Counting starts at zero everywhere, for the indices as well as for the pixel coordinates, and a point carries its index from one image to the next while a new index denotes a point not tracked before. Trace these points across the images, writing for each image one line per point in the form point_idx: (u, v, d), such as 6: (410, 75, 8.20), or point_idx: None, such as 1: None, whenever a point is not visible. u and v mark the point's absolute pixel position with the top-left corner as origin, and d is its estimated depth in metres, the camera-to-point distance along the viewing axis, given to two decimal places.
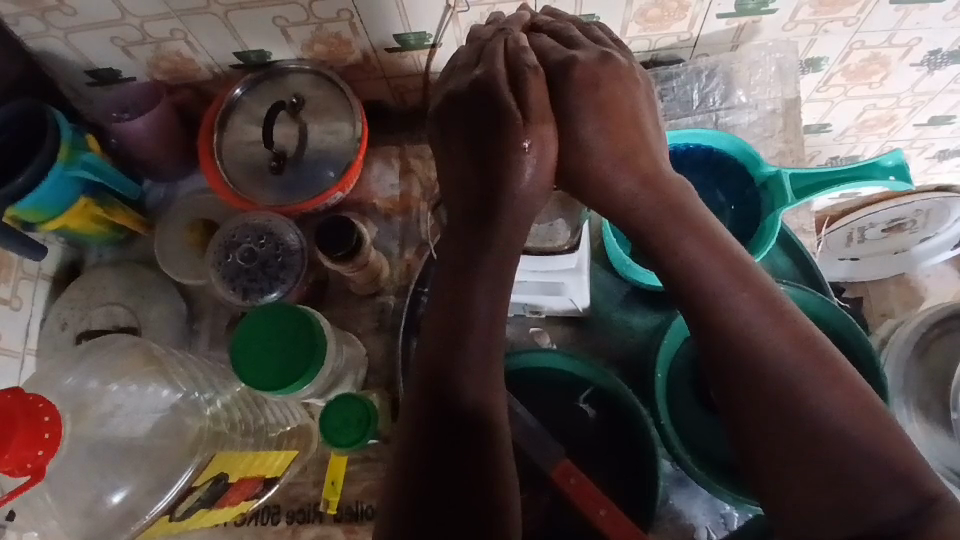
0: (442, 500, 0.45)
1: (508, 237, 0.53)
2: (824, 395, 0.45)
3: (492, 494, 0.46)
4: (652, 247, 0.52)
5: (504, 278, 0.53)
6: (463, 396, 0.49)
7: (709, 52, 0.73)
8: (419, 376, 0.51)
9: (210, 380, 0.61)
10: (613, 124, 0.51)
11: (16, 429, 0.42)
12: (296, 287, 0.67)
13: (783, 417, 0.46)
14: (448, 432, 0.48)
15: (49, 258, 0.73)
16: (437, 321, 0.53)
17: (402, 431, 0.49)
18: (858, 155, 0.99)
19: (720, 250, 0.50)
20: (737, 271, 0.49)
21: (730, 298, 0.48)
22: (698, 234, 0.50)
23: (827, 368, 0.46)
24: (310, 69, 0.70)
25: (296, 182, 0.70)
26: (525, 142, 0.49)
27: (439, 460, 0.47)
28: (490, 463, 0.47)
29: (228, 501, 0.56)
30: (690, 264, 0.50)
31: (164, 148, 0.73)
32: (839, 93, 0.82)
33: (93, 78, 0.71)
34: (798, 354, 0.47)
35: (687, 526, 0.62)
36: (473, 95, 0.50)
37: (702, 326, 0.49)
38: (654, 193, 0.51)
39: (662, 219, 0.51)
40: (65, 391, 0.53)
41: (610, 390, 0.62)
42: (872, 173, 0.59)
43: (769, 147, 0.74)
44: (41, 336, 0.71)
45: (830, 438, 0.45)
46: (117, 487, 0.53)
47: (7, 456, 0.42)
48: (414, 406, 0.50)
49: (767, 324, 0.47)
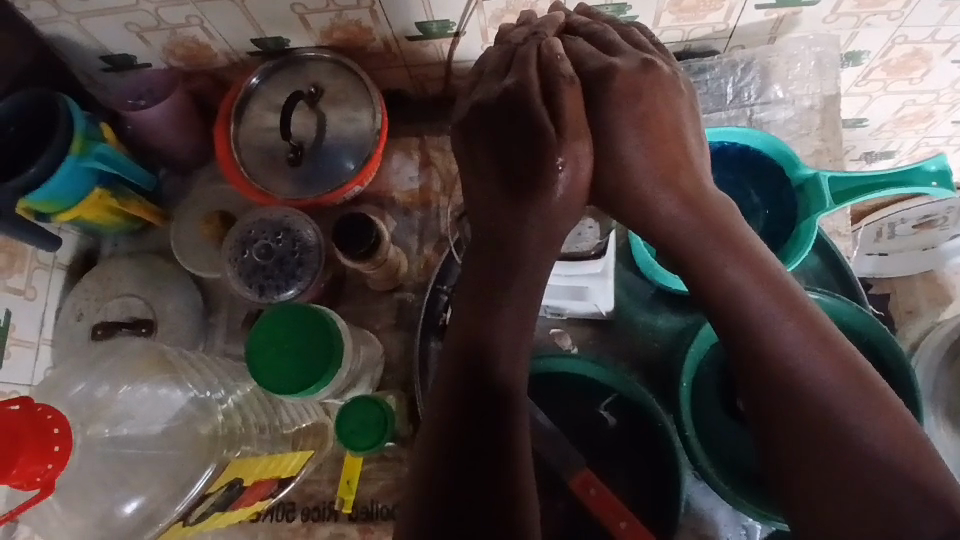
0: (465, 522, 0.44)
1: (536, 248, 0.52)
2: (868, 423, 0.44)
3: (517, 515, 0.45)
4: (688, 263, 0.50)
5: (537, 282, 0.53)
6: (489, 415, 0.48)
7: (744, 45, 0.69)
8: (441, 391, 0.50)
9: (224, 378, 0.61)
10: (652, 137, 0.50)
11: (22, 447, 0.41)
12: (313, 285, 0.65)
13: (812, 433, 0.45)
14: (471, 452, 0.47)
15: (64, 247, 0.73)
16: (462, 328, 0.52)
17: (422, 449, 0.49)
18: (893, 151, 0.95)
19: (762, 272, 0.48)
20: (781, 295, 0.47)
21: (773, 323, 0.47)
22: (732, 243, 0.49)
23: (871, 395, 0.45)
24: (329, 57, 0.68)
25: (314, 175, 0.68)
26: (559, 159, 0.49)
27: (463, 481, 0.46)
28: (514, 483, 0.46)
29: (244, 503, 0.55)
30: (731, 286, 0.48)
31: (180, 137, 0.71)
32: (879, 88, 0.78)
33: (107, 63, 0.69)
34: (843, 382, 0.45)
35: (709, 535, 0.61)
36: (505, 105, 0.49)
37: (732, 336, 0.48)
38: (691, 210, 0.50)
39: (697, 227, 0.49)
40: (75, 400, 0.52)
41: (632, 398, 0.61)
42: (913, 178, 0.56)
43: (805, 145, 0.71)
44: (56, 327, 0.71)
45: (860, 459, 0.43)
46: (130, 497, 0.52)
47: (15, 471, 0.41)
48: (436, 424, 0.49)
49: (801, 338, 0.46)
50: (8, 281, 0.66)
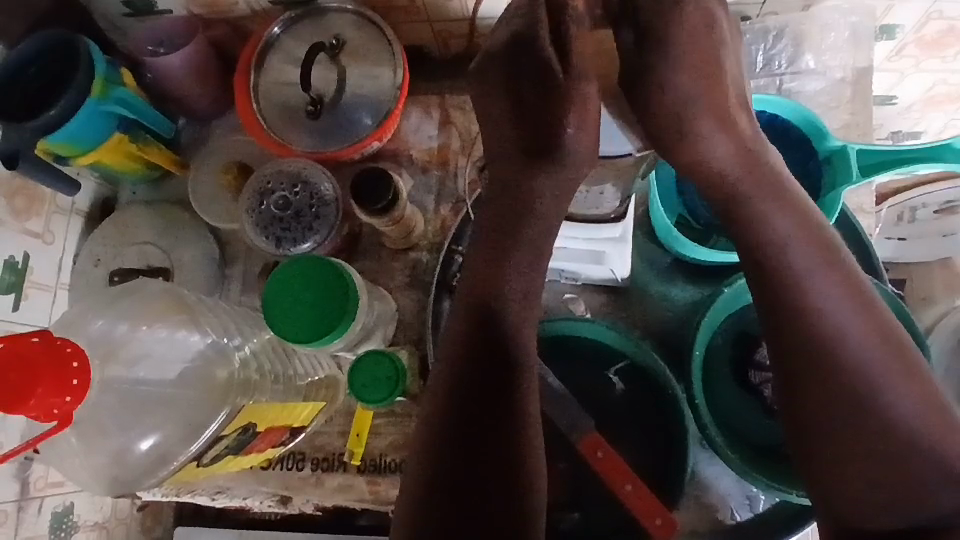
0: (485, 462, 0.48)
1: (552, 201, 0.53)
2: (898, 393, 0.47)
3: (520, 462, 0.49)
4: (733, 218, 0.52)
5: (541, 247, 0.54)
6: (519, 363, 0.51)
7: (779, 11, 0.66)
8: (460, 334, 0.52)
9: (240, 325, 0.61)
10: (703, 81, 0.51)
11: (40, 379, 0.42)
12: (330, 238, 0.65)
13: (845, 396, 0.48)
14: (501, 394, 0.50)
15: (83, 192, 0.73)
16: (471, 280, 0.53)
17: (432, 393, 0.51)
18: (921, 131, 0.92)
19: (811, 232, 0.50)
20: (828, 258, 0.50)
21: (816, 280, 0.49)
22: (785, 204, 0.51)
23: (904, 363, 0.48)
24: (352, 9, 0.67)
25: (333, 129, 0.67)
26: (568, 106, 0.50)
27: (493, 421, 0.49)
28: (517, 432, 0.49)
29: (255, 448, 0.58)
30: (779, 242, 0.50)
31: (199, 86, 0.71)
32: (910, 65, 0.76)
33: (128, 8, 0.67)
34: (882, 350, 0.48)
35: (711, 503, 0.61)
36: (519, 47, 0.51)
37: (774, 295, 0.50)
38: (744, 162, 0.51)
39: (744, 183, 0.51)
40: (93, 336, 0.51)
41: (644, 366, 0.61)
42: (942, 155, 0.55)
43: (834, 118, 0.69)
44: (74, 271, 0.72)
45: (887, 425, 0.47)
46: (147, 434, 0.52)
47: (33, 402, 0.41)
48: (461, 362, 0.51)
49: (847, 304, 0.48)
50: (27, 224, 0.66)
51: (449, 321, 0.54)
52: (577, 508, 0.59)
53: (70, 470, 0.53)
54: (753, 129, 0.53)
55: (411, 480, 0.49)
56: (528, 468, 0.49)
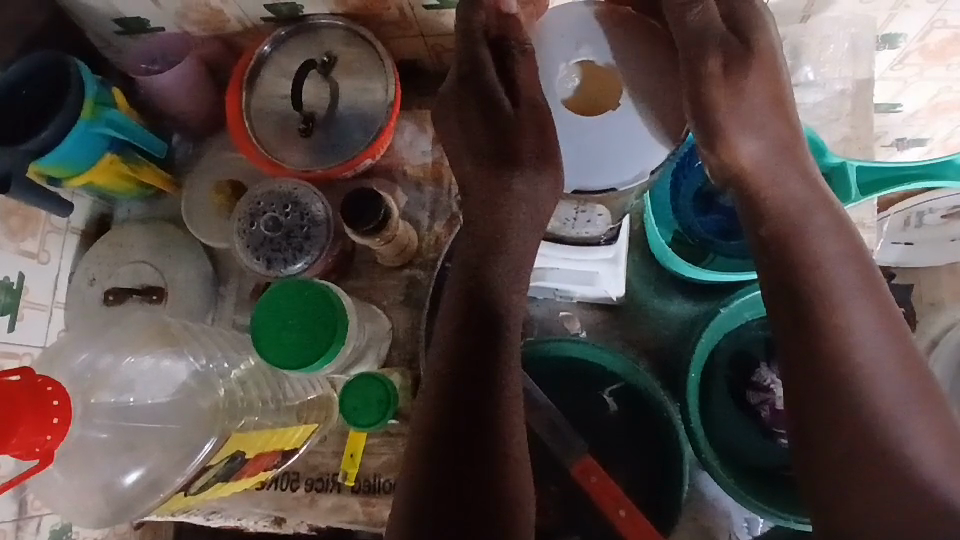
0: (473, 483, 0.48)
1: (527, 230, 0.54)
2: (913, 425, 0.48)
3: (505, 488, 0.49)
4: (781, 231, 0.52)
5: (522, 267, 0.54)
6: (509, 384, 0.51)
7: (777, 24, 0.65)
8: (447, 350, 0.52)
9: (227, 351, 0.60)
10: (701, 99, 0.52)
11: (20, 419, 0.42)
12: (321, 259, 0.65)
13: (859, 415, 0.48)
14: (492, 415, 0.50)
15: (78, 211, 0.73)
16: (455, 298, 0.53)
17: (425, 410, 0.51)
18: (926, 138, 0.90)
19: (854, 254, 0.52)
20: (866, 280, 0.51)
21: (857, 301, 0.50)
22: (835, 224, 0.52)
23: (925, 397, 0.49)
24: (343, 25, 0.66)
25: (325, 146, 0.67)
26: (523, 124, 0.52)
27: (486, 443, 0.49)
28: (501, 456, 0.49)
29: (245, 473, 0.57)
30: (818, 256, 0.51)
31: (193, 104, 0.71)
32: (914, 73, 0.74)
33: (121, 27, 0.67)
34: (904, 379, 0.49)
35: (708, 525, 0.60)
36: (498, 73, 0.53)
37: (800, 295, 0.51)
38: (810, 185, 0.53)
39: (813, 199, 0.52)
40: (76, 371, 0.52)
41: (638, 388, 0.60)
42: (943, 172, 0.55)
43: (833, 132, 0.68)
44: (69, 290, 0.71)
45: (899, 454, 0.47)
46: (132, 467, 0.52)
47: (13, 441, 0.41)
48: (456, 381, 0.51)
49: (880, 327, 0.50)
50: (22, 245, 0.66)
51: (438, 336, 0.53)
52: (571, 529, 0.58)
53: (62, 495, 0.53)
54: (757, 153, 0.53)
55: (399, 493, 0.50)
56: (513, 492, 0.49)
